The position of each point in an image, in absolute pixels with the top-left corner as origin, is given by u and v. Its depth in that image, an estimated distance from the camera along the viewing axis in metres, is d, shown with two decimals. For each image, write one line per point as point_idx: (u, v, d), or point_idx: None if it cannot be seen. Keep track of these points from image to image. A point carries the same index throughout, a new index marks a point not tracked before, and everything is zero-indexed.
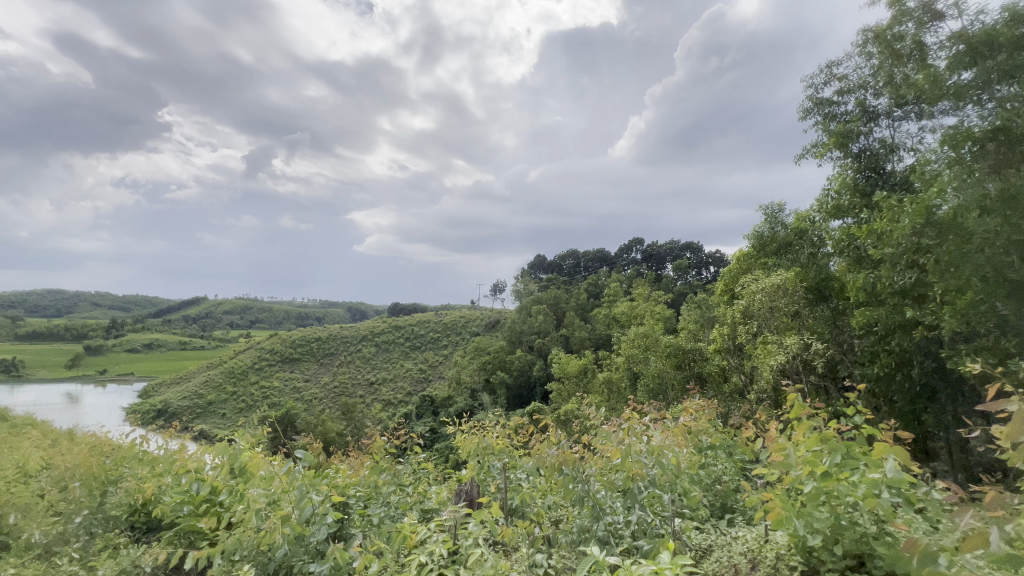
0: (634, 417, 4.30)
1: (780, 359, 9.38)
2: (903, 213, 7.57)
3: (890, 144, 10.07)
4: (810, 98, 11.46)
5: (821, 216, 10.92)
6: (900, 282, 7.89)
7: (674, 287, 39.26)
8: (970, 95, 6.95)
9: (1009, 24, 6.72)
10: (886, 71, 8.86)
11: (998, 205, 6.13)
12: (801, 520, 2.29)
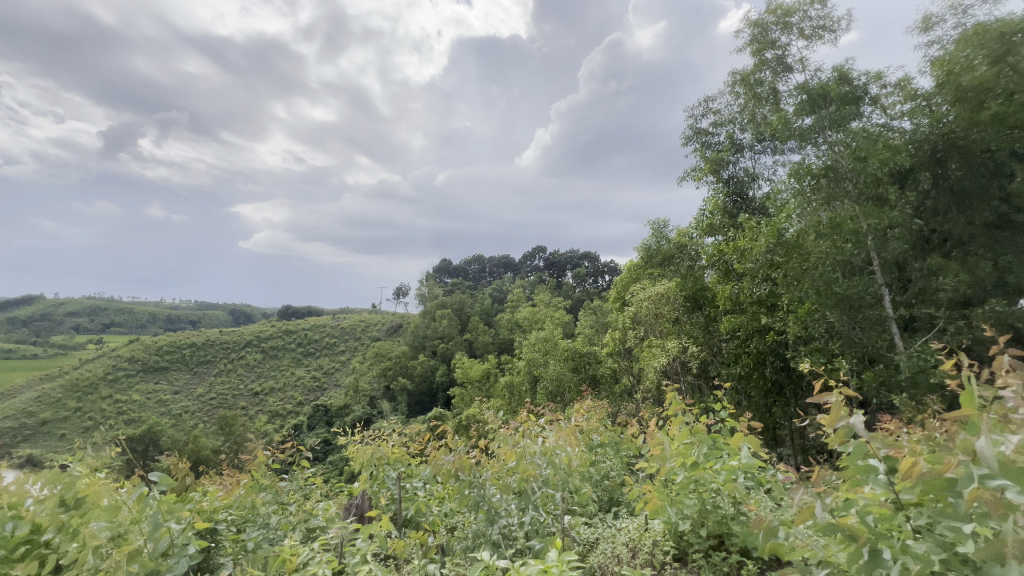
0: (531, 419, 4.42)
1: (662, 361, 10.32)
2: (760, 234, 8.77)
3: (752, 173, 11.64)
4: (690, 127, 12.85)
5: (698, 233, 12.26)
6: (757, 293, 9.16)
7: (573, 294, 41.40)
8: (810, 137, 8.31)
9: (838, 81, 8.16)
10: (750, 110, 10.25)
11: (829, 230, 7.54)
12: (673, 508, 2.51)
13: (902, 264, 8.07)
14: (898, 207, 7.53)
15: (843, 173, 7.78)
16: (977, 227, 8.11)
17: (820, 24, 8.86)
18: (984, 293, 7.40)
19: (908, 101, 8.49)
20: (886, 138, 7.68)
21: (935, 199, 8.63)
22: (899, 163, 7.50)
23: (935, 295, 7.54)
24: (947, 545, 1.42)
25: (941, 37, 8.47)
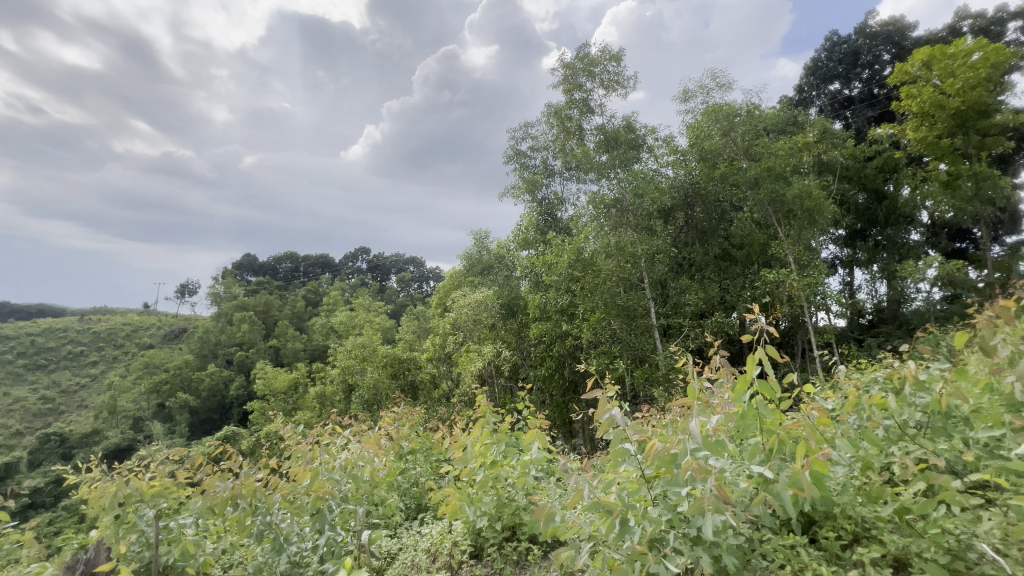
0: (337, 431, 4.12)
1: (478, 365, 10.80)
2: (564, 251, 9.89)
3: (560, 197, 13.14)
4: (511, 147, 13.86)
5: (515, 246, 13.24)
6: (560, 302, 10.22)
7: (396, 299, 40.36)
8: (605, 172, 9.79)
9: (626, 128, 9.81)
10: (561, 140, 11.57)
11: (615, 252, 9.06)
12: (472, 507, 2.65)
13: (664, 282, 10.13)
14: (661, 236, 9.45)
15: (626, 205, 9.38)
16: (711, 257, 10.66)
17: (615, 79, 10.57)
18: (713, 307, 9.74)
19: (672, 154, 10.71)
20: (656, 182, 9.72)
21: (686, 233, 11.05)
22: (663, 202, 9.49)
23: (684, 308, 9.60)
24: (671, 506, 1.78)
25: (693, 109, 10.95)
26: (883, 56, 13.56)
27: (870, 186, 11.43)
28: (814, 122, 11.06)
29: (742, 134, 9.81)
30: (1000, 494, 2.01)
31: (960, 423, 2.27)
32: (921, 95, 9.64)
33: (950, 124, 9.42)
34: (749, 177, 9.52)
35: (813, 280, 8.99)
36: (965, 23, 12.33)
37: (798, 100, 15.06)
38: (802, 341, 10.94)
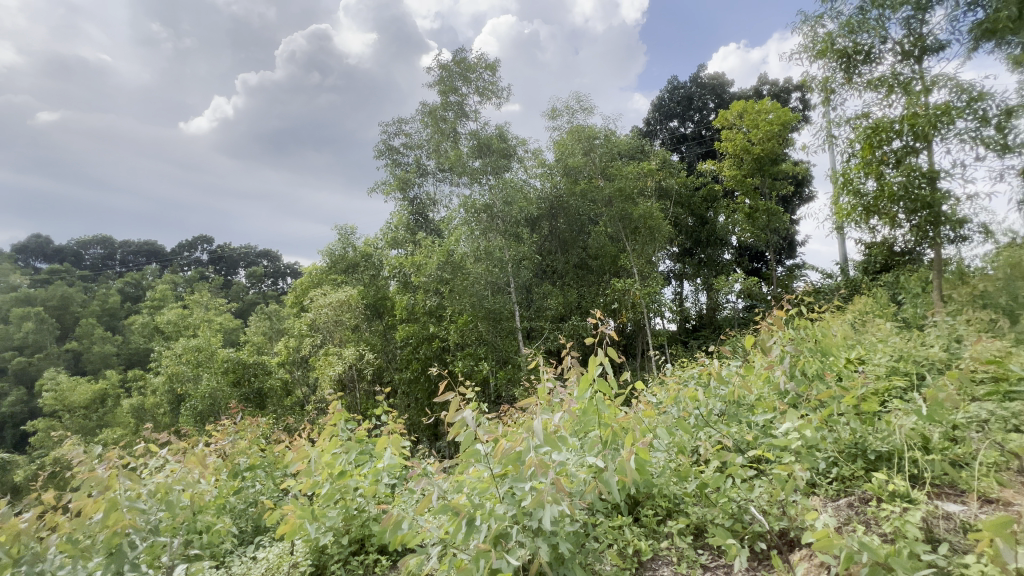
0: (151, 450, 3.47)
1: (338, 369, 10.08)
2: (434, 252, 9.79)
3: (433, 198, 13.04)
4: (383, 142, 13.33)
5: (383, 244, 12.73)
6: (428, 303, 10.09)
7: (245, 296, 35.80)
8: (477, 177, 10.02)
9: (499, 137, 10.11)
10: (435, 141, 11.49)
11: (483, 256, 9.37)
12: (314, 523, 2.46)
13: (529, 287, 10.68)
14: (527, 243, 9.95)
15: (496, 212, 9.69)
16: (570, 265, 11.54)
17: (489, 87, 10.85)
18: (571, 312, 10.55)
19: (540, 167, 11.36)
20: (525, 191, 10.21)
21: (550, 241, 11.79)
22: (530, 211, 10.03)
23: (546, 312, 10.23)
24: (516, 502, 1.87)
25: (559, 127, 11.78)
26: (708, 104, 16.07)
27: (697, 212, 13.54)
28: (657, 153, 12.74)
29: (600, 155, 10.85)
30: (767, 464, 2.53)
31: (746, 410, 2.79)
32: (734, 140, 11.75)
33: (753, 167, 11.65)
34: (605, 195, 10.57)
35: (652, 289, 10.33)
36: (765, 87, 15.41)
37: (646, 132, 17.17)
38: (643, 343, 12.47)
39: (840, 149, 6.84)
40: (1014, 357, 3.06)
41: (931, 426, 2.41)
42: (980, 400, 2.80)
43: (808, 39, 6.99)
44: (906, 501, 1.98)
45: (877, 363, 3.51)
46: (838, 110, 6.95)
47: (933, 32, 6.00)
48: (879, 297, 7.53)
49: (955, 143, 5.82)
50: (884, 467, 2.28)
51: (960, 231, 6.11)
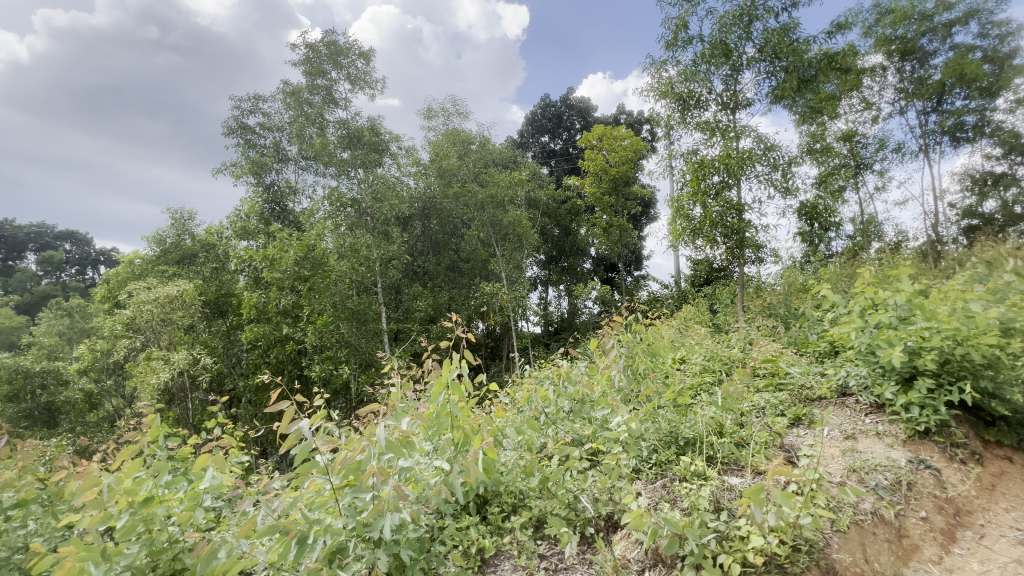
0: None
1: (163, 377, 8.50)
2: (290, 245, 8.93)
3: (293, 187, 11.91)
4: (235, 119, 11.78)
5: (230, 234, 11.23)
6: (282, 302, 9.11)
7: (31, 288, 28.47)
8: (346, 169, 9.32)
9: (370, 130, 9.64)
10: (298, 126, 10.49)
11: (347, 253, 8.96)
12: (104, 565, 1.99)
13: (398, 288, 10.37)
14: (396, 243, 9.65)
15: (365, 207, 9.18)
16: (442, 267, 11.49)
17: (362, 76, 10.28)
18: (440, 314, 10.52)
19: (414, 166, 11.09)
20: (396, 189, 9.89)
21: (422, 242, 11.60)
22: (401, 210, 9.75)
23: (414, 314, 10.04)
24: (355, 513, 1.79)
25: (435, 127, 11.69)
26: (575, 124, 17.45)
27: (562, 223, 14.52)
28: (528, 165, 13.39)
29: (474, 160, 11.02)
30: (601, 454, 2.81)
31: (587, 407, 3.07)
32: (595, 161, 12.88)
33: (610, 186, 12.94)
34: (477, 200, 10.76)
35: (518, 294, 10.83)
36: (622, 116, 17.28)
37: (519, 143, 17.93)
38: (508, 345, 12.96)
39: (675, 179, 7.97)
40: (784, 356, 3.88)
41: (725, 413, 2.92)
42: (760, 391, 3.48)
43: (654, 80, 8.00)
44: (702, 478, 2.36)
45: (693, 362, 4.16)
46: (675, 145, 8.08)
47: (742, 91, 7.33)
48: (700, 307, 8.93)
49: (755, 183, 7.18)
50: (689, 451, 2.69)
51: (757, 254, 7.55)
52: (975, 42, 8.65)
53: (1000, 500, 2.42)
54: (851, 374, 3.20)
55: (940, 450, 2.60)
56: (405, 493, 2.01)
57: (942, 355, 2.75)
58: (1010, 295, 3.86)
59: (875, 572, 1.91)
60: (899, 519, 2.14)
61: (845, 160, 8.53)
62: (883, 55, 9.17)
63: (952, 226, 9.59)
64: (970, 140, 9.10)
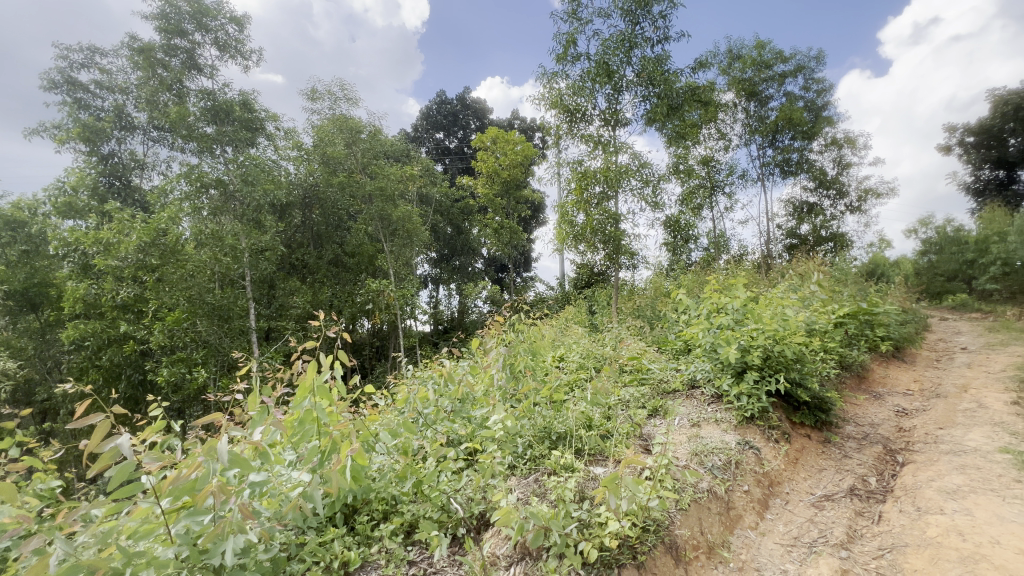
0: None
1: None
2: (132, 228, 7.56)
3: (140, 160, 10.20)
4: (59, 71, 9.67)
5: (49, 210, 9.19)
6: (120, 295, 7.72)
7: None
8: (209, 146, 8.18)
9: (242, 105, 8.56)
10: (147, 89, 8.94)
11: (209, 241, 7.91)
12: None
13: (271, 282, 9.44)
14: (270, 232, 8.74)
15: (233, 191, 8.21)
16: (323, 262, 10.72)
17: (233, 43, 9.12)
18: (320, 311, 9.80)
19: (294, 149, 10.15)
20: (272, 173, 8.99)
21: (302, 234, 10.72)
22: (277, 197, 8.87)
23: (289, 311, 9.20)
24: (190, 538, 1.57)
25: (320, 110, 10.83)
26: (471, 124, 17.52)
27: (454, 221, 14.43)
28: (421, 160, 13.10)
29: (362, 150, 10.44)
30: (477, 453, 2.83)
31: (467, 406, 3.06)
32: (488, 162, 13.03)
33: (502, 188, 13.20)
34: (365, 192, 10.21)
35: (406, 291, 10.52)
36: (516, 121, 17.78)
37: (412, 137, 17.36)
38: (395, 344, 12.52)
39: (562, 186, 8.38)
40: (648, 353, 4.29)
41: (593, 408, 3.13)
42: (626, 385, 3.80)
43: (545, 90, 8.33)
44: (570, 471, 2.49)
45: (570, 359, 4.40)
46: (563, 154, 8.49)
47: (622, 110, 7.97)
48: (581, 308, 9.52)
49: (630, 196, 7.86)
50: (560, 444, 2.83)
51: (631, 260, 8.27)
52: (800, 93, 10.49)
53: (801, 470, 2.94)
54: (698, 369, 3.64)
55: (761, 432, 3.08)
56: (255, 510, 1.81)
57: (764, 352, 3.27)
58: (814, 302, 4.74)
59: (707, 542, 2.19)
60: (728, 493, 2.48)
61: (703, 182, 9.76)
62: (734, 95, 10.67)
63: (779, 244, 11.52)
64: (793, 173, 10.95)
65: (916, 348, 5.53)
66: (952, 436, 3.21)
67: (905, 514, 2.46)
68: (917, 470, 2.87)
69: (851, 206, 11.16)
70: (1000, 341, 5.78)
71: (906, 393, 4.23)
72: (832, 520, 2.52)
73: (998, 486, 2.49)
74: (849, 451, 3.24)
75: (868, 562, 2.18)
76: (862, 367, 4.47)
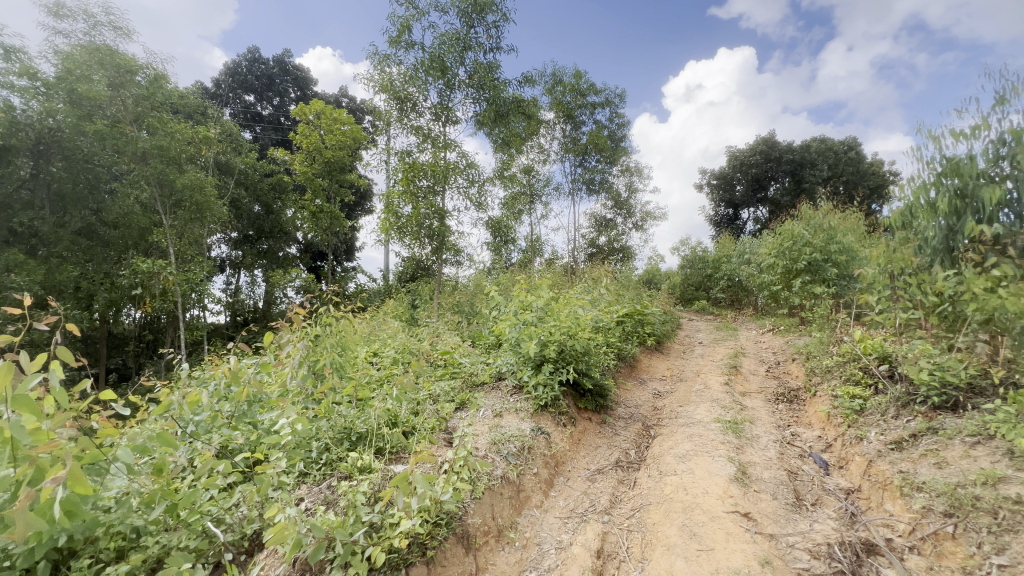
0: None
1: None
2: None
3: None
4: None
5: None
6: None
7: None
8: None
9: None
10: None
11: None
12: None
13: None
14: None
15: None
16: (68, 232, 7.96)
17: None
18: (55, 296, 7.49)
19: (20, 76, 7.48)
20: None
21: None
22: None
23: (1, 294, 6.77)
24: None
25: (68, 33, 8.22)
26: (289, 92, 15.59)
27: (263, 199, 12.56)
28: (221, 121, 11.08)
29: (133, 97, 8.02)
30: (262, 461, 2.48)
31: (254, 409, 2.67)
32: (309, 138, 11.75)
33: (323, 169, 12.04)
34: (137, 149, 8.07)
35: (191, 275, 8.79)
36: (344, 100, 16.46)
37: (211, 94, 14.51)
38: (174, 338, 10.38)
39: (388, 174, 8.02)
40: (460, 348, 4.43)
41: (400, 404, 3.06)
42: (437, 379, 3.83)
43: (376, 72, 7.88)
44: (367, 473, 2.38)
45: (385, 355, 4.24)
46: (392, 142, 8.14)
47: (454, 108, 8.04)
48: (403, 300, 9.30)
49: (456, 194, 7.98)
50: (360, 445, 2.69)
51: (456, 256, 8.42)
52: (605, 123, 12.12)
53: (581, 450, 3.37)
54: (504, 362, 3.88)
55: (552, 418, 3.42)
56: None
57: (560, 346, 3.65)
58: (602, 303, 5.53)
59: (497, 526, 2.33)
60: (519, 477, 2.68)
61: (524, 189, 10.51)
62: (554, 114, 11.78)
63: (583, 252, 13.13)
64: (596, 192, 12.63)
65: (670, 342, 6.93)
66: (687, 411, 4.09)
67: (652, 478, 3.02)
68: (662, 440, 3.58)
69: (636, 225, 13.39)
70: (723, 337, 7.66)
71: (661, 379, 5.25)
72: (601, 490, 2.94)
73: (712, 448, 3.24)
74: (618, 429, 3.85)
75: (623, 522, 2.60)
76: (633, 358, 5.39)
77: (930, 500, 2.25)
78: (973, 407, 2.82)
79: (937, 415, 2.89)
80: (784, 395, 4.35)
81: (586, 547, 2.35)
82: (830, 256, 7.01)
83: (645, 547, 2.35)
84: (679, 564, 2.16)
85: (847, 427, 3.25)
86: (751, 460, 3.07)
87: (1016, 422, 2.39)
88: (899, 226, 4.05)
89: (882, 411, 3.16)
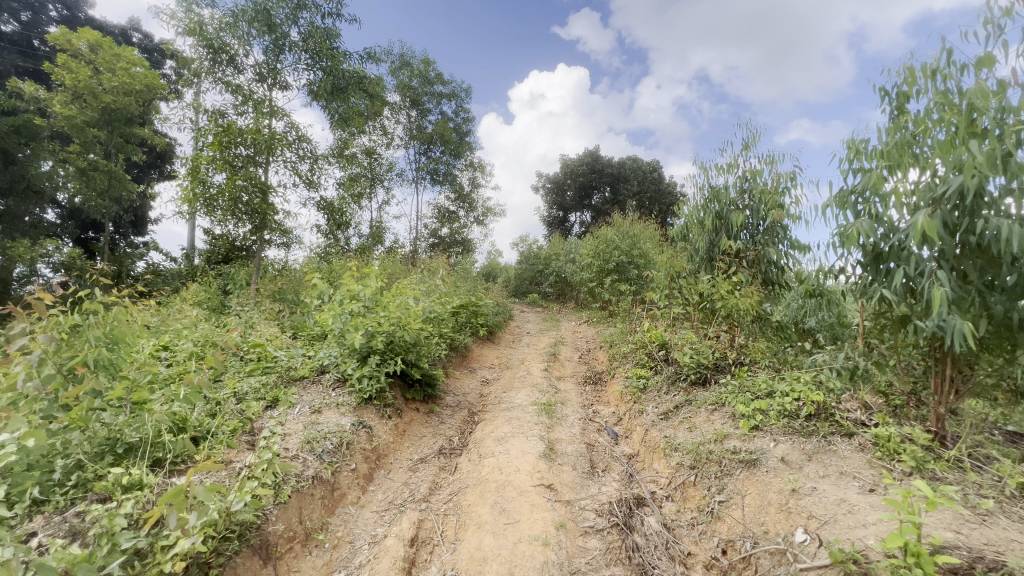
0: None
1: None
2: None
3: None
4: None
5: None
6: None
7: None
8: None
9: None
10: None
11: None
12: None
13: None
14: None
15: None
16: None
17: None
18: None
19: None
20: None
21: None
22: None
23: None
24: None
25: None
26: (47, 10, 12.01)
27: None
28: None
29: None
30: None
31: None
32: (75, 74, 9.04)
33: (98, 117, 9.53)
34: None
35: None
36: (135, 35, 13.27)
37: None
38: None
39: (194, 135, 6.73)
40: (277, 340, 3.99)
41: (190, 406, 2.62)
42: (245, 375, 3.39)
43: (180, 10, 6.53)
44: (136, 490, 1.98)
45: (178, 348, 3.59)
46: (200, 98, 6.85)
47: (283, 71, 7.12)
48: (210, 282, 7.94)
49: (283, 168, 7.12)
50: (130, 458, 2.22)
51: (281, 238, 7.53)
52: (451, 116, 12.17)
53: (406, 440, 3.35)
54: (327, 355, 3.62)
55: (376, 411, 3.32)
56: None
57: (388, 337, 3.55)
58: (437, 294, 5.55)
59: (304, 529, 2.18)
60: (334, 476, 2.55)
61: (364, 172, 9.91)
62: (399, 98, 11.37)
63: (424, 242, 12.99)
64: (441, 183, 12.59)
65: (502, 332, 7.35)
66: (509, 396, 4.39)
67: (471, 462, 3.17)
68: (484, 424, 3.78)
69: (478, 219, 13.80)
70: (547, 328, 8.39)
71: (489, 367, 5.53)
72: (422, 478, 2.97)
73: (526, 429, 3.54)
74: (443, 417, 3.93)
75: (440, 507, 2.67)
76: (465, 348, 5.56)
77: (682, 457, 2.83)
78: (716, 381, 3.62)
79: (693, 389, 3.64)
80: (590, 378, 4.98)
81: (400, 537, 2.35)
82: (633, 259, 8.25)
83: (458, 529, 2.45)
84: (487, 539, 2.31)
85: (633, 403, 3.88)
86: (558, 436, 3.45)
87: (738, 392, 3.16)
88: (679, 237, 4.97)
89: (658, 388, 3.86)
